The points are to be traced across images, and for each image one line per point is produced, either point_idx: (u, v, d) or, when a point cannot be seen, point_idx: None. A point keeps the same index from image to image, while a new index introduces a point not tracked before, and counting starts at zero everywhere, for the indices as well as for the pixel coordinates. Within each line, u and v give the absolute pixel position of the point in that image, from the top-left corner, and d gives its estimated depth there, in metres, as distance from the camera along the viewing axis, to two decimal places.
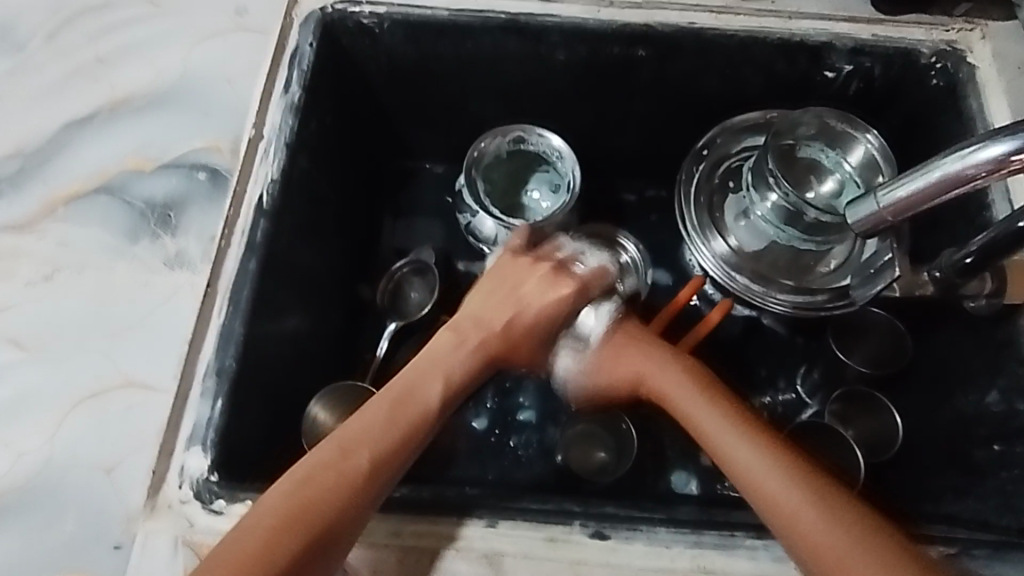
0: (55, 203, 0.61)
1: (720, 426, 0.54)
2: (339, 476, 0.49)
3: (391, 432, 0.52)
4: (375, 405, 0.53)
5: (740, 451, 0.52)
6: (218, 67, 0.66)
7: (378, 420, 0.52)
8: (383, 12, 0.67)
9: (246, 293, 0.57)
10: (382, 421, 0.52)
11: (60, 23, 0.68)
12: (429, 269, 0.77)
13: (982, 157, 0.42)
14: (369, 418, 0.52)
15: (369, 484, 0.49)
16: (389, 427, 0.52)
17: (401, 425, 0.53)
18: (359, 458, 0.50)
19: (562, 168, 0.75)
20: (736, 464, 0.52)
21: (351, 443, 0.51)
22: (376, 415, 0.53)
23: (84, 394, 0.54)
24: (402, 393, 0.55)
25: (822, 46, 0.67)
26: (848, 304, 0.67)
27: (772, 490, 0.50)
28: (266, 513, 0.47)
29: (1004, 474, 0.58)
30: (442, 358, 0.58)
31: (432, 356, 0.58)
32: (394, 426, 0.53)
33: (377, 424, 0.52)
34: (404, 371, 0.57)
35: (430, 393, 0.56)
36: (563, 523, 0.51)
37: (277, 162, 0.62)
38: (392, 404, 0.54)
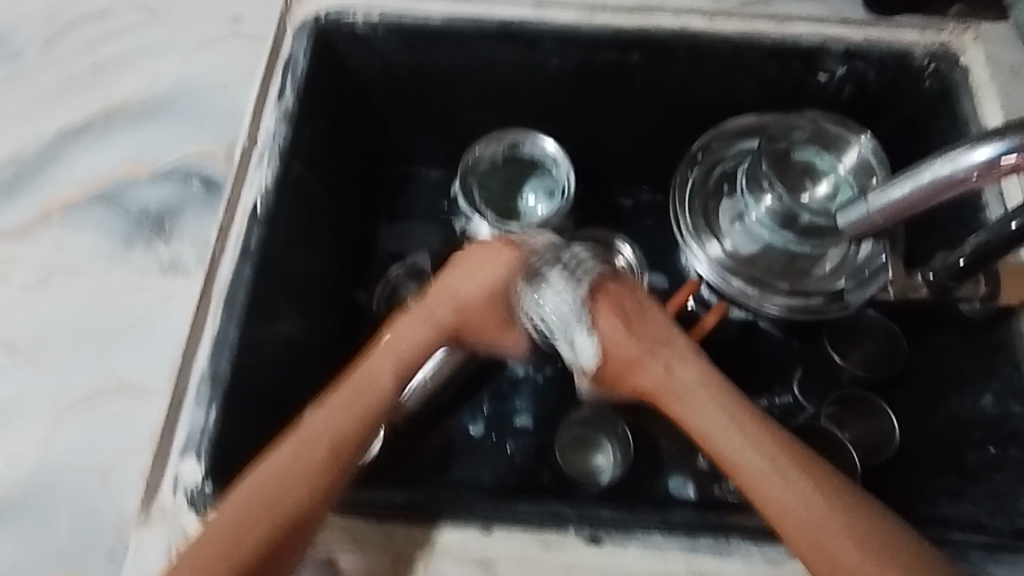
0: (50, 210, 0.61)
1: (718, 421, 0.55)
2: (302, 474, 0.51)
3: (349, 427, 0.55)
4: (333, 401, 0.55)
5: (740, 446, 0.53)
6: (213, 73, 0.67)
7: (336, 416, 0.55)
8: (378, 18, 0.68)
9: (240, 298, 0.57)
10: (341, 418, 0.55)
11: (56, 31, 0.68)
12: (423, 273, 0.79)
13: (971, 160, 0.42)
14: (327, 416, 0.54)
15: (329, 478, 0.52)
16: (348, 423, 0.55)
17: (355, 418, 0.55)
18: (320, 454, 0.52)
19: (557, 173, 0.75)
20: (735, 456, 0.53)
21: (310, 441, 0.53)
22: (335, 411, 0.55)
23: (79, 400, 0.54)
24: (359, 383, 0.57)
25: (816, 50, 0.67)
26: (844, 306, 0.68)
27: (770, 484, 0.51)
28: (231, 516, 0.49)
29: (999, 476, 0.58)
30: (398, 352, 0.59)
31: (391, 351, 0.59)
32: (353, 422, 0.55)
33: (334, 422, 0.54)
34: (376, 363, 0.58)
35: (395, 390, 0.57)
36: (557, 528, 0.51)
37: (272, 167, 0.62)
38: (350, 398, 0.56)
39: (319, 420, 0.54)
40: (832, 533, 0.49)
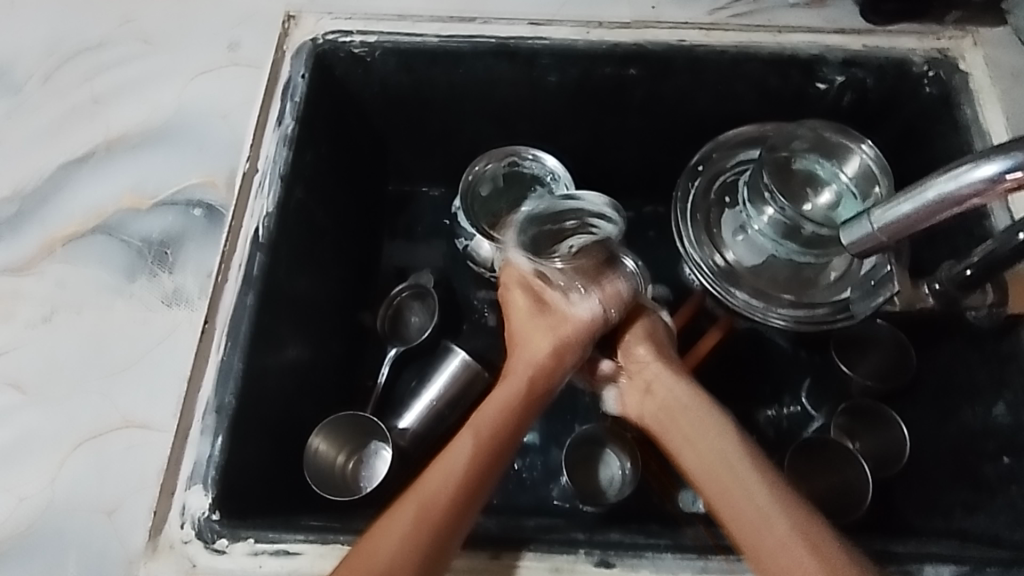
0: (54, 244, 0.61)
1: (699, 419, 0.57)
2: (424, 539, 0.48)
3: (459, 497, 0.51)
4: (432, 484, 0.51)
5: (706, 437, 0.56)
6: (213, 102, 0.67)
7: (431, 506, 0.50)
8: (374, 41, 0.68)
9: (244, 327, 0.57)
10: (445, 488, 0.51)
11: (56, 64, 0.69)
12: (428, 293, 0.77)
13: (976, 176, 0.41)
14: (423, 498, 0.50)
15: (452, 537, 0.49)
16: (462, 495, 0.51)
17: (459, 493, 0.51)
18: (431, 537, 0.48)
19: (592, 209, 0.61)
20: (696, 453, 0.56)
21: (406, 521, 0.49)
22: (433, 490, 0.51)
23: (85, 434, 0.54)
24: (444, 456, 0.53)
25: (814, 60, 0.67)
26: (849, 317, 0.67)
27: (720, 475, 0.53)
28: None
29: (1015, 488, 0.57)
30: (487, 423, 0.55)
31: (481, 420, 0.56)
32: (452, 489, 0.51)
33: (434, 497, 0.50)
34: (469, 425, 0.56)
35: (458, 460, 0.53)
36: (568, 552, 0.50)
37: (272, 195, 0.62)
38: (466, 468, 0.52)
39: (424, 486, 0.51)
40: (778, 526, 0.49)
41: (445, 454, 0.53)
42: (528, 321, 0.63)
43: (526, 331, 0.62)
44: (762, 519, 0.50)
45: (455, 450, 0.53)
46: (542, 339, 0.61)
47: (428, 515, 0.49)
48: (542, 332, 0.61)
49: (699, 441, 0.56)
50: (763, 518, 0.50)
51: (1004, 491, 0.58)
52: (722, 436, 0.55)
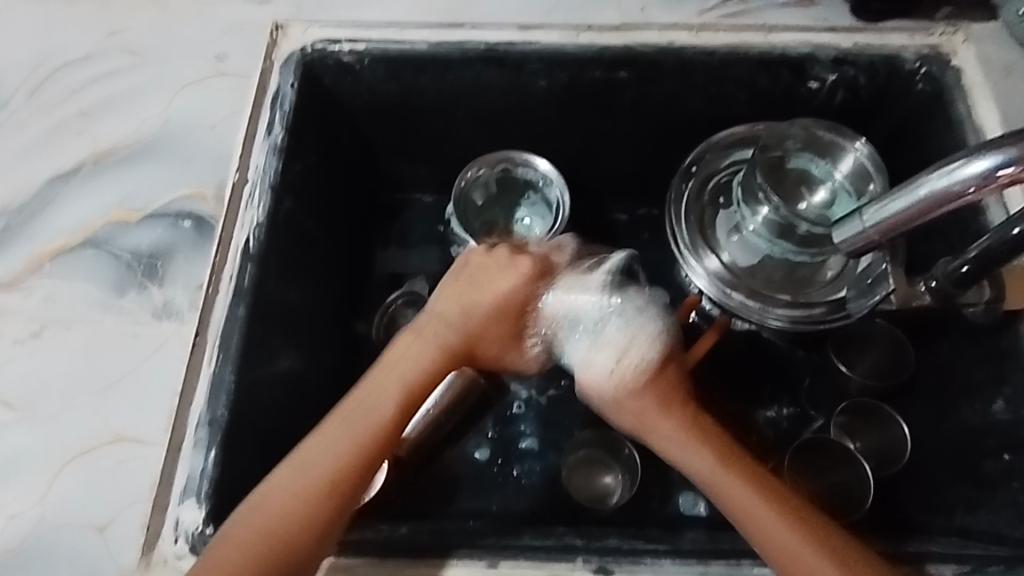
0: (42, 259, 0.61)
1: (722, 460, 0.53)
2: (337, 479, 0.50)
3: (373, 439, 0.52)
4: (337, 439, 0.51)
5: (733, 488, 0.52)
6: (200, 113, 0.67)
7: (337, 450, 0.51)
8: (362, 49, 0.68)
9: (235, 339, 0.56)
10: (348, 433, 0.52)
11: (42, 79, 0.68)
12: (422, 299, 0.78)
13: (967, 172, 0.41)
14: (328, 442, 0.51)
15: (351, 484, 0.51)
16: (370, 440, 0.52)
17: (371, 434, 0.52)
18: (335, 487, 0.50)
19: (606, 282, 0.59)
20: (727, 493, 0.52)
21: (307, 472, 0.50)
22: (337, 439, 0.51)
23: (77, 451, 0.53)
24: (363, 412, 0.53)
25: (804, 59, 0.67)
26: (846, 316, 0.66)
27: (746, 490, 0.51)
28: (233, 560, 0.46)
29: (1016, 484, 0.57)
30: (409, 364, 0.55)
31: (399, 365, 0.55)
32: (361, 434, 0.52)
33: (340, 448, 0.51)
34: (369, 378, 0.54)
35: (386, 402, 0.53)
36: (566, 560, 0.50)
37: (262, 205, 0.62)
38: (383, 420, 0.53)
39: (328, 432, 0.52)
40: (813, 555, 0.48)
41: (357, 397, 0.53)
42: (464, 290, 0.57)
43: (450, 309, 0.57)
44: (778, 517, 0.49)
45: (376, 393, 0.54)
46: (454, 320, 0.56)
47: (349, 447, 0.51)
48: (463, 314, 0.57)
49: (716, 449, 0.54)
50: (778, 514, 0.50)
51: (1005, 486, 0.57)
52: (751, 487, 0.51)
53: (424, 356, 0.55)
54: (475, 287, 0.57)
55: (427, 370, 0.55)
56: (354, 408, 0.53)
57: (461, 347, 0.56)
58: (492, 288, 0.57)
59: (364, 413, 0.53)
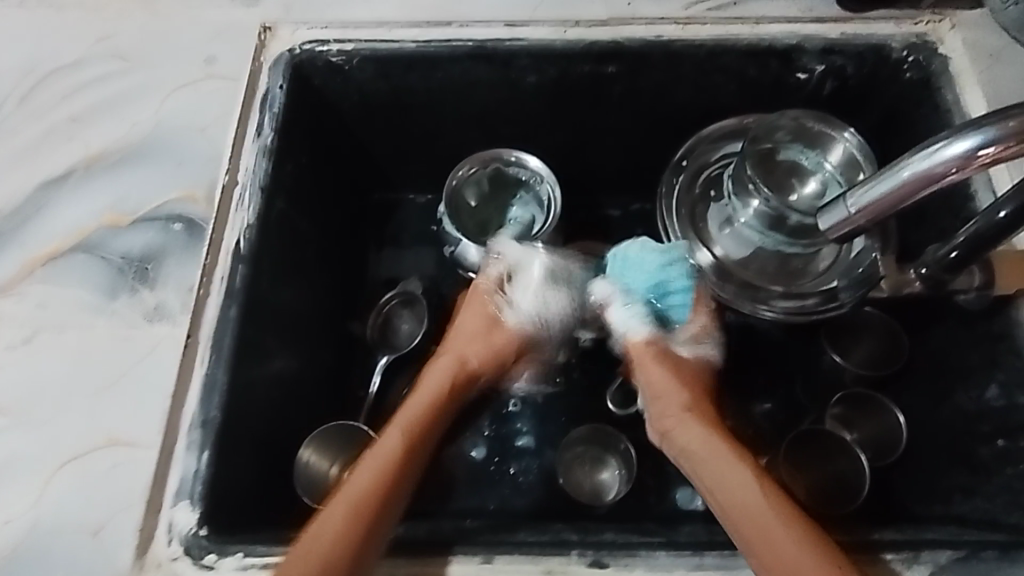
0: (34, 265, 0.61)
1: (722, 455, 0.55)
2: (366, 511, 0.51)
3: (389, 477, 0.53)
4: (360, 476, 0.53)
5: (730, 476, 0.53)
6: (190, 116, 0.67)
7: (360, 491, 0.52)
8: (351, 49, 0.68)
9: (228, 339, 0.57)
10: (385, 467, 0.54)
11: (32, 85, 0.69)
12: (417, 299, 0.78)
13: (948, 153, 0.41)
14: (362, 477, 0.53)
15: (386, 510, 0.52)
16: (398, 473, 0.54)
17: (393, 477, 0.54)
18: (361, 520, 0.50)
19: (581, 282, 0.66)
20: (720, 484, 0.54)
21: (351, 502, 0.51)
22: (362, 481, 0.53)
23: (71, 454, 0.54)
24: (392, 451, 0.55)
25: (791, 49, 0.67)
26: (840, 305, 0.66)
27: (741, 499, 0.52)
28: None
29: (1010, 469, 0.56)
30: (414, 409, 0.58)
31: (405, 412, 0.58)
32: (385, 479, 0.53)
33: (365, 487, 0.52)
34: (391, 426, 0.57)
35: (395, 444, 0.55)
36: (560, 553, 0.49)
37: (253, 206, 0.62)
38: (398, 457, 0.55)
39: (364, 465, 0.54)
40: (788, 539, 0.48)
41: (380, 449, 0.55)
42: (461, 332, 0.64)
43: (462, 347, 0.63)
44: (762, 514, 0.50)
45: (392, 440, 0.56)
46: (458, 360, 0.62)
47: (377, 480, 0.53)
48: (471, 343, 0.63)
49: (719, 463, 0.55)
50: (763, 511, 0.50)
51: (1000, 472, 0.57)
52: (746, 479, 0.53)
53: (425, 399, 0.59)
54: (479, 327, 0.64)
55: (427, 414, 0.59)
56: (385, 446, 0.55)
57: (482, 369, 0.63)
58: (484, 329, 0.64)
59: (393, 448, 0.55)
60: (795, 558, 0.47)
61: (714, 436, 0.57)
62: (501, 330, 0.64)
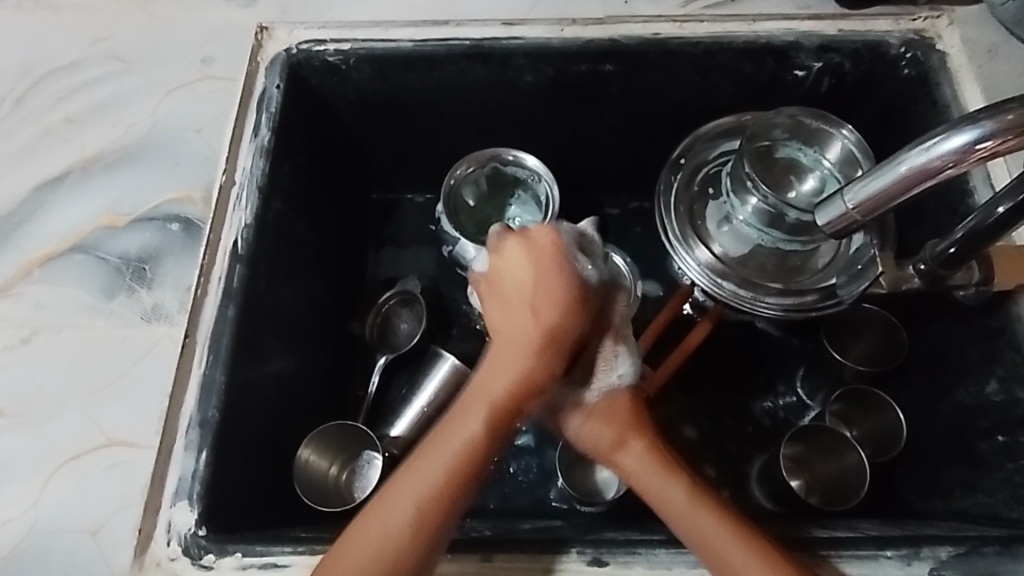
0: (32, 266, 0.61)
1: (667, 479, 0.51)
2: (388, 560, 0.45)
3: (444, 499, 0.47)
4: (372, 518, 0.47)
5: (667, 496, 0.50)
6: (187, 117, 0.67)
7: (390, 532, 0.46)
8: (348, 49, 0.68)
9: (226, 338, 0.56)
10: (453, 461, 0.47)
11: (28, 87, 0.69)
12: (415, 298, 0.77)
13: (946, 147, 0.41)
14: (421, 480, 0.47)
15: (450, 512, 0.47)
16: (450, 487, 0.47)
17: (449, 498, 0.47)
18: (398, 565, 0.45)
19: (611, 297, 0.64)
20: (668, 514, 0.50)
21: (382, 529, 0.46)
22: (392, 518, 0.46)
23: (69, 455, 0.53)
24: (429, 465, 0.48)
25: (789, 46, 0.67)
26: (838, 303, 0.66)
27: (685, 523, 0.49)
28: None
29: (1011, 465, 0.56)
30: (500, 376, 0.49)
31: (484, 387, 0.49)
32: (426, 511, 0.46)
33: (405, 521, 0.46)
34: (463, 404, 0.49)
35: (473, 431, 0.48)
36: (560, 552, 0.49)
37: (250, 206, 0.62)
38: (464, 458, 0.48)
39: (440, 441, 0.48)
40: (741, 557, 0.46)
41: (401, 480, 0.48)
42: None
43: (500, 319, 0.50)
44: (711, 536, 0.47)
45: (449, 449, 0.48)
46: (524, 327, 0.49)
47: (390, 536, 0.46)
48: (519, 316, 0.49)
49: (659, 488, 0.51)
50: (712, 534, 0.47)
51: (1000, 468, 0.57)
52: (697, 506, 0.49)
53: (511, 376, 0.48)
54: (521, 290, 0.49)
55: (514, 384, 0.48)
56: (426, 465, 0.47)
57: (572, 324, 0.48)
58: (524, 293, 0.49)
59: (388, 497, 0.47)
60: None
61: (644, 454, 0.52)
62: (548, 313, 0.48)
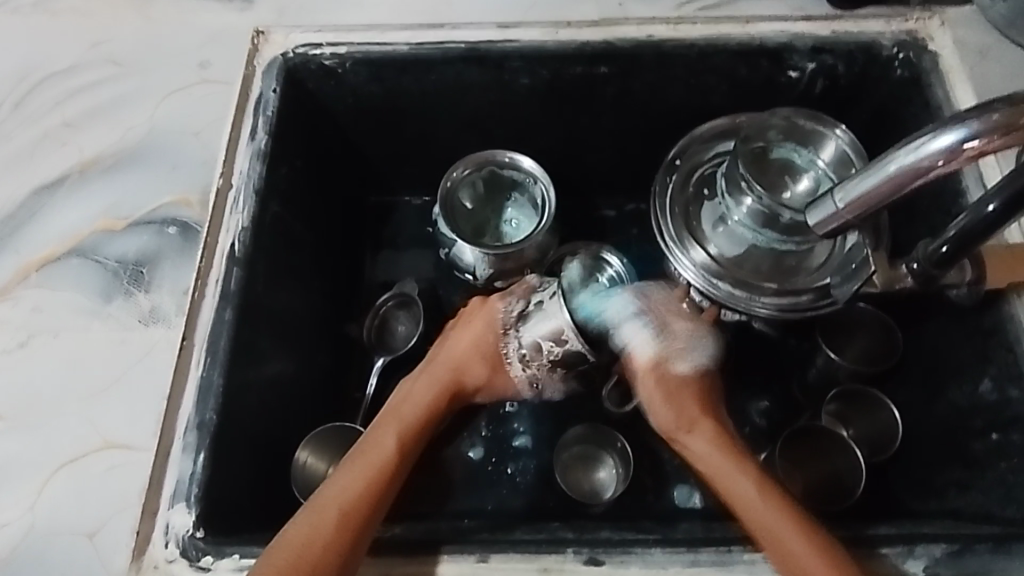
0: (29, 269, 0.61)
1: (717, 452, 0.57)
2: (359, 508, 0.51)
3: (377, 476, 0.54)
4: (349, 475, 0.53)
5: (731, 475, 0.55)
6: (184, 121, 0.67)
7: (356, 488, 0.52)
8: (344, 52, 0.68)
9: (223, 341, 0.57)
10: (378, 463, 0.54)
11: (26, 91, 0.69)
12: (412, 300, 0.78)
13: (934, 147, 0.42)
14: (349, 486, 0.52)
15: (381, 498, 0.53)
16: (381, 474, 0.54)
17: (378, 478, 0.54)
18: (347, 514, 0.50)
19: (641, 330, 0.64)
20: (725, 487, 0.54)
21: (368, 469, 0.54)
22: (354, 483, 0.53)
23: (66, 458, 0.54)
24: (376, 457, 0.55)
25: (782, 48, 0.67)
26: (833, 303, 0.66)
27: (740, 497, 0.53)
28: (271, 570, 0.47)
29: (1004, 463, 0.56)
30: (414, 396, 0.61)
31: (409, 398, 0.61)
32: (375, 478, 0.53)
33: (356, 489, 0.52)
34: (383, 416, 0.59)
35: (387, 440, 0.56)
36: (556, 552, 0.50)
37: (247, 209, 0.62)
38: (388, 456, 0.55)
39: (374, 442, 0.56)
40: (789, 531, 0.49)
41: (362, 455, 0.55)
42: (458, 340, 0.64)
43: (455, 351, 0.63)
44: (761, 510, 0.51)
45: (375, 442, 0.56)
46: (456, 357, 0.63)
47: (366, 480, 0.53)
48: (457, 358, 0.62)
49: (727, 472, 0.55)
50: (763, 508, 0.51)
51: (994, 466, 0.57)
52: (742, 473, 0.55)
53: (428, 394, 0.61)
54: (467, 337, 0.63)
55: (426, 404, 0.61)
56: (369, 450, 0.55)
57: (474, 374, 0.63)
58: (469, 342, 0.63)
59: (376, 455, 0.55)
60: (786, 549, 0.48)
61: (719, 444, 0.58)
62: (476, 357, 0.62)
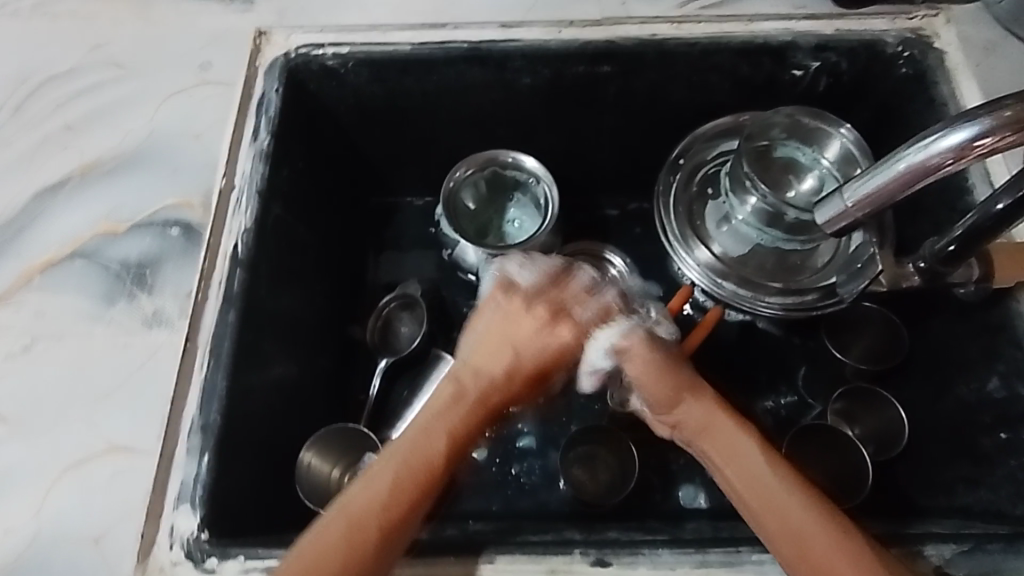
0: (31, 274, 0.61)
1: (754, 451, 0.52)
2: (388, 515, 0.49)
3: (417, 480, 0.50)
4: (375, 478, 0.50)
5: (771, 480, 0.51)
6: (185, 123, 0.67)
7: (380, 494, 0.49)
8: (346, 53, 0.68)
9: (227, 343, 0.57)
10: (421, 473, 0.50)
11: (26, 94, 0.69)
12: (416, 302, 0.77)
13: (943, 145, 0.41)
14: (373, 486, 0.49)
15: (418, 504, 0.50)
16: (425, 482, 0.50)
17: (415, 481, 0.50)
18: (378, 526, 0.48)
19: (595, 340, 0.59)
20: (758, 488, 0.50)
21: (398, 470, 0.50)
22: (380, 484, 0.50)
23: (70, 463, 0.53)
24: (409, 452, 0.51)
25: (785, 46, 0.67)
26: (839, 301, 0.66)
27: (781, 502, 0.49)
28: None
29: (1013, 461, 0.56)
30: (449, 413, 0.54)
31: (441, 415, 0.54)
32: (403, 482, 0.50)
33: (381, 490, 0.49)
34: (416, 424, 0.53)
35: (435, 450, 0.52)
36: (564, 553, 0.49)
37: (250, 210, 0.62)
38: (433, 464, 0.51)
39: (420, 448, 0.52)
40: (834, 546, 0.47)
41: (397, 451, 0.51)
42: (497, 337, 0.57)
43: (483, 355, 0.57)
44: (805, 522, 0.48)
45: (414, 442, 0.52)
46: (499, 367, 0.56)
47: (398, 484, 0.50)
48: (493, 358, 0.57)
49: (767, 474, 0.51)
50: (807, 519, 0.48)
51: (1003, 464, 0.57)
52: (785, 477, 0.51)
53: (461, 409, 0.54)
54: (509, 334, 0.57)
55: (470, 425, 0.54)
56: (405, 448, 0.52)
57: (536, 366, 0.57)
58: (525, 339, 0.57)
59: (413, 453, 0.51)
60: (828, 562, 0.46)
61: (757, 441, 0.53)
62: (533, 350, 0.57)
